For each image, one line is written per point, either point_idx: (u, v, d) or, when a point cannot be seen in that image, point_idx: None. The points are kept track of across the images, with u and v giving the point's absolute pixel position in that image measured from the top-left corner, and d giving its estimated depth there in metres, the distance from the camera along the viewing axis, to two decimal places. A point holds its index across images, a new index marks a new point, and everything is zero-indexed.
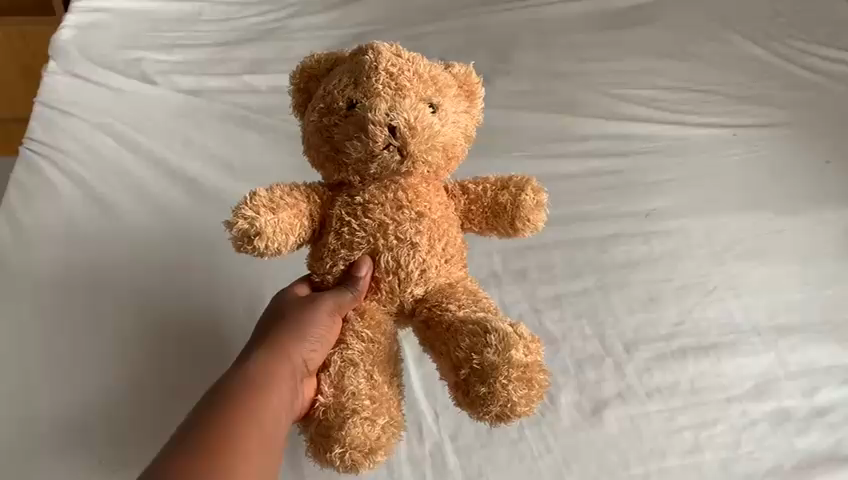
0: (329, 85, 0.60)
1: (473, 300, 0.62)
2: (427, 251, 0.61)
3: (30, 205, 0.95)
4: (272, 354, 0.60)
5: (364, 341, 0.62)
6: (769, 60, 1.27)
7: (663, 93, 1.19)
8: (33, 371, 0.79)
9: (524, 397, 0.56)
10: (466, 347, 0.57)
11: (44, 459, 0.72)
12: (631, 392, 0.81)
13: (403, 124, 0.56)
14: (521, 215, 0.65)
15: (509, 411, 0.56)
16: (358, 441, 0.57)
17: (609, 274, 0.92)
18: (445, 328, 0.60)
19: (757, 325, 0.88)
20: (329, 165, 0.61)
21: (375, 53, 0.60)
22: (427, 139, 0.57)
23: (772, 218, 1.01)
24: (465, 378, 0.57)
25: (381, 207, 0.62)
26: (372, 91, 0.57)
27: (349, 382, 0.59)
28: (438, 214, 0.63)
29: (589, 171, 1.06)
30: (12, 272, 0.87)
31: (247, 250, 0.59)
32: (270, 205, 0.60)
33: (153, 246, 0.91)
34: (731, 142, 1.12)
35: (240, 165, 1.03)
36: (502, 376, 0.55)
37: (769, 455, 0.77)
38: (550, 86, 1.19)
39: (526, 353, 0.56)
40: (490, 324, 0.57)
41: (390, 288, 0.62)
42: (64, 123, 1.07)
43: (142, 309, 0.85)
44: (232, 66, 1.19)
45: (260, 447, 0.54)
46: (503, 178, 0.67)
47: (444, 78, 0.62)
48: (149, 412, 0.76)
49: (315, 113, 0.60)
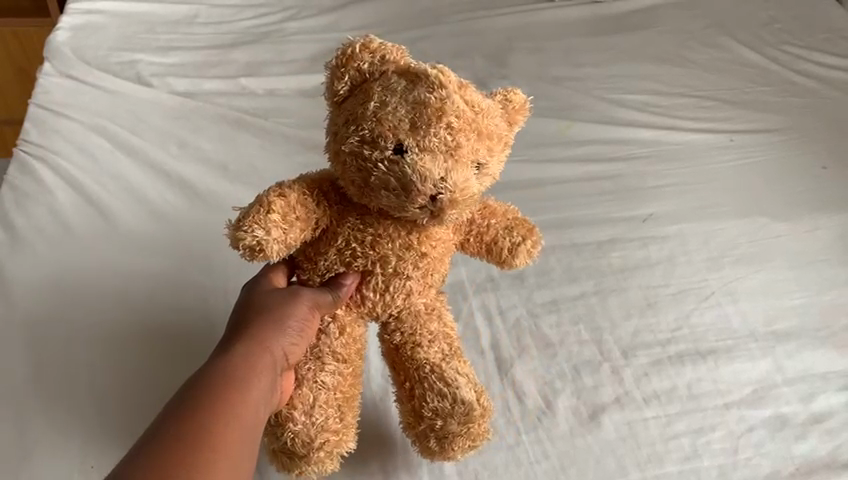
0: (383, 111, 0.56)
1: (443, 334, 0.66)
2: (415, 284, 0.63)
3: (24, 206, 0.94)
4: (251, 349, 0.58)
5: (338, 361, 0.64)
6: (765, 66, 1.27)
7: (659, 98, 1.19)
8: (23, 373, 0.78)
9: (465, 449, 0.65)
10: (433, 409, 0.63)
11: (35, 462, 0.71)
12: (629, 398, 0.80)
13: (448, 196, 0.56)
14: (514, 264, 0.67)
15: (449, 457, 0.65)
16: (316, 467, 0.63)
17: (606, 279, 0.92)
18: (416, 372, 0.64)
19: (755, 330, 0.88)
20: (353, 188, 0.59)
21: (443, 97, 0.56)
22: (462, 208, 0.58)
23: (769, 223, 1.01)
24: (423, 431, 0.64)
25: (390, 242, 0.61)
26: (429, 150, 0.55)
27: (320, 414, 0.62)
28: (438, 252, 0.64)
29: (585, 176, 1.05)
30: (5, 273, 0.86)
31: (245, 257, 0.58)
32: (282, 222, 0.58)
33: (147, 248, 0.91)
34: (728, 147, 1.12)
35: (235, 168, 1.03)
36: (454, 444, 0.63)
37: (767, 461, 0.76)
38: (547, 90, 1.19)
39: (480, 420, 0.64)
40: (460, 394, 0.63)
41: (372, 307, 0.64)
42: (58, 124, 1.06)
43: (134, 313, 0.84)
44: (228, 68, 1.18)
45: (241, 445, 0.52)
46: (508, 215, 0.67)
47: (496, 129, 0.60)
48: (140, 413, 0.76)
49: (356, 136, 0.56)
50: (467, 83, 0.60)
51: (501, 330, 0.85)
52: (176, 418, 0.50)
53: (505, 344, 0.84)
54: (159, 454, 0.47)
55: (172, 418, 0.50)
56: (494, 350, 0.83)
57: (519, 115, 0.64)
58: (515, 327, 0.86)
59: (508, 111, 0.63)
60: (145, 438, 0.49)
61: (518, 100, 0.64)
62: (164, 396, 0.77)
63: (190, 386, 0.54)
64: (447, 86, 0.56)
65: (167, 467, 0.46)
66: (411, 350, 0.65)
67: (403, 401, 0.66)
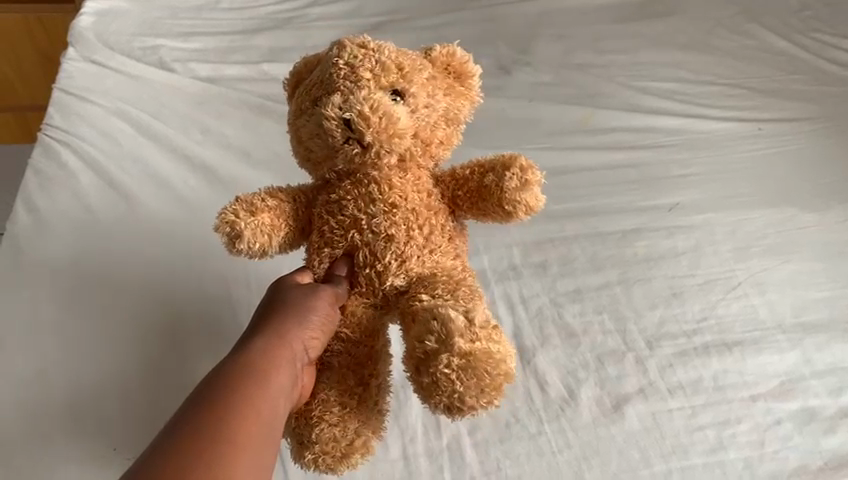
0: (299, 85, 0.61)
1: (452, 286, 0.58)
2: (404, 243, 0.59)
3: (48, 190, 0.94)
4: (270, 341, 0.56)
5: (344, 341, 0.61)
6: (794, 54, 1.25)
7: (685, 86, 1.17)
8: (43, 360, 0.78)
9: (473, 387, 0.52)
10: (415, 337, 0.55)
11: (59, 445, 0.72)
12: (653, 389, 0.79)
13: (357, 114, 0.56)
14: (510, 196, 0.60)
15: (458, 403, 0.52)
16: (328, 447, 0.60)
17: (631, 268, 0.91)
18: (411, 320, 0.57)
19: (782, 322, 0.87)
20: (308, 164, 0.62)
21: (339, 47, 0.59)
22: (386, 128, 0.56)
23: (798, 214, 0.99)
24: (415, 369, 0.54)
25: (355, 201, 0.60)
26: (334, 87, 0.57)
27: (318, 388, 0.60)
28: (418, 203, 0.60)
29: (610, 164, 1.04)
30: (28, 256, 0.87)
31: (234, 252, 0.61)
32: (251, 209, 0.61)
33: (168, 232, 0.91)
34: (756, 137, 1.10)
35: (257, 154, 1.03)
36: (440, 366, 0.52)
37: (793, 455, 0.75)
38: (571, 77, 1.17)
39: (473, 340, 0.53)
40: (438, 311, 0.54)
41: (369, 279, 0.60)
42: (81, 109, 1.06)
43: (156, 303, 0.83)
44: (250, 54, 1.18)
45: (260, 438, 0.50)
46: (492, 160, 0.63)
47: (416, 63, 0.60)
48: (162, 399, 0.76)
49: (288, 116, 0.62)
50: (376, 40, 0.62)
51: (524, 318, 0.85)
52: (197, 410, 0.49)
53: (528, 333, 0.83)
54: (182, 452, 0.46)
55: (191, 412, 0.49)
56: (516, 340, 0.83)
57: (460, 58, 0.63)
58: (537, 316, 0.85)
59: (442, 53, 0.63)
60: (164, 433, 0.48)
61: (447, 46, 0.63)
62: (186, 389, 0.77)
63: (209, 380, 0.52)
64: (345, 42, 0.60)
65: (185, 465, 0.45)
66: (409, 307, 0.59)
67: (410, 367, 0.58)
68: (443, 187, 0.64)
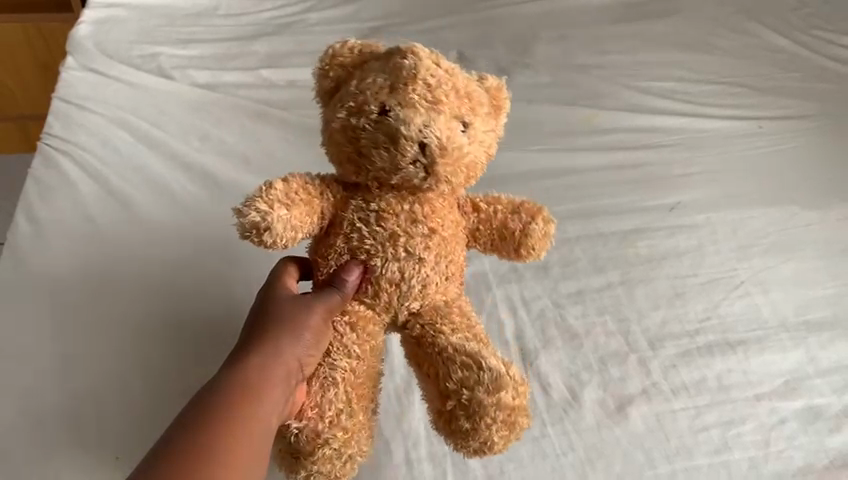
0: (364, 87, 0.58)
1: (467, 325, 0.64)
2: (432, 269, 0.61)
3: (48, 200, 0.94)
4: (266, 357, 0.59)
5: (351, 358, 0.62)
6: (794, 51, 1.25)
7: (685, 85, 1.17)
8: (45, 374, 0.77)
9: (502, 437, 0.60)
10: (457, 380, 0.59)
11: (60, 455, 0.72)
12: (657, 389, 0.79)
13: (435, 142, 0.56)
14: (503, 215, 0.65)
15: (486, 447, 0.60)
16: (324, 467, 0.60)
17: (633, 269, 0.90)
18: (436, 353, 0.61)
19: (785, 320, 0.86)
20: (348, 165, 0.60)
21: (415, 60, 0.58)
22: (453, 160, 0.58)
23: (800, 211, 0.99)
24: (451, 409, 0.60)
25: (395, 217, 0.60)
26: (402, 95, 0.57)
27: (330, 408, 0.60)
28: (449, 232, 0.62)
29: (611, 165, 1.04)
30: (28, 267, 0.86)
31: (254, 243, 0.59)
32: (284, 201, 0.59)
33: (170, 239, 0.91)
34: (757, 135, 1.09)
35: (257, 160, 1.03)
36: (487, 418, 0.58)
37: (799, 454, 0.74)
38: (571, 78, 1.17)
39: (514, 396, 0.60)
40: (484, 361, 0.60)
41: (389, 299, 0.62)
42: (80, 118, 1.06)
43: (154, 313, 0.83)
44: (249, 61, 1.18)
45: (248, 460, 0.53)
46: (514, 201, 0.66)
47: (478, 94, 0.61)
48: (161, 406, 0.76)
49: (342, 110, 0.59)
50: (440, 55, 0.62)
51: (526, 320, 0.84)
52: (193, 423, 0.53)
53: (530, 335, 0.83)
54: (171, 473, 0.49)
55: (187, 428, 0.52)
56: (518, 342, 0.82)
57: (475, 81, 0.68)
58: (539, 318, 0.85)
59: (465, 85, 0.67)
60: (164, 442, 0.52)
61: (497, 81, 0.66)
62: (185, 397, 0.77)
63: (202, 397, 0.55)
64: (426, 70, 0.58)
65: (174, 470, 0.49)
66: (432, 337, 0.62)
67: (425, 387, 0.63)
68: (466, 215, 0.66)
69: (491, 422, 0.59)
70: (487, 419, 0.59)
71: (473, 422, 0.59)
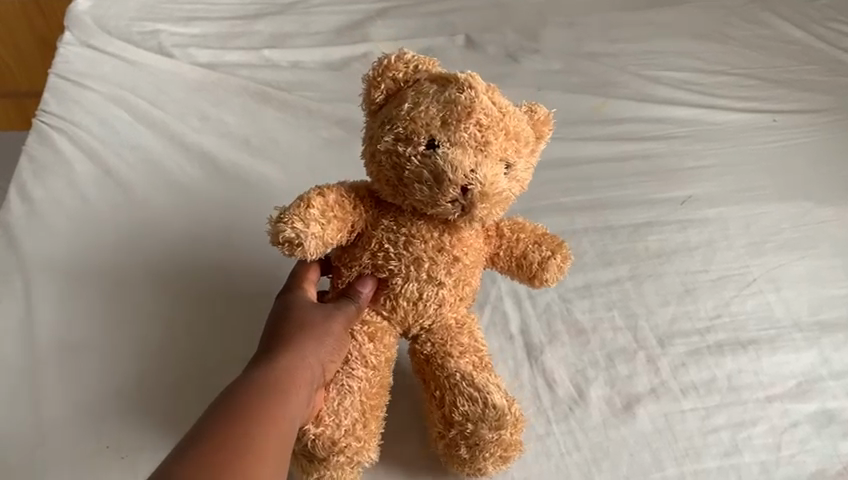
0: (416, 111, 0.61)
1: (474, 348, 0.70)
2: (448, 294, 0.67)
3: (43, 179, 0.91)
4: (291, 361, 0.60)
5: (368, 366, 0.67)
6: (810, 43, 1.22)
7: (698, 76, 1.14)
8: (51, 376, 0.73)
9: (494, 463, 0.66)
10: (463, 413, 0.65)
11: (54, 442, 0.69)
12: (666, 388, 0.76)
13: (478, 188, 0.60)
14: (527, 249, 0.70)
15: (477, 471, 0.67)
16: (335, 473, 0.63)
17: (643, 264, 0.88)
18: (445, 378, 0.67)
19: (798, 320, 0.84)
20: (387, 186, 0.64)
21: (472, 95, 0.61)
22: (492, 203, 0.62)
23: (814, 208, 0.96)
24: (453, 436, 0.65)
25: (424, 243, 0.65)
26: (453, 133, 0.60)
27: (346, 417, 0.63)
28: (471, 260, 0.67)
29: (621, 156, 1.01)
30: (22, 247, 0.84)
31: (285, 253, 0.62)
32: (320, 219, 0.62)
33: (168, 222, 0.88)
34: (771, 129, 1.07)
35: (258, 142, 1.00)
36: (486, 452, 0.65)
37: (812, 458, 0.72)
38: (581, 65, 1.14)
39: (511, 431, 0.66)
40: (491, 398, 0.65)
41: (407, 315, 0.67)
42: (77, 95, 1.03)
43: (172, 317, 0.79)
44: (251, 40, 1.15)
45: (278, 450, 0.52)
46: (537, 231, 0.71)
47: (523, 131, 0.65)
48: (162, 394, 0.73)
49: (391, 134, 0.61)
50: (495, 88, 0.65)
51: (531, 314, 0.82)
52: (223, 415, 0.51)
53: (536, 329, 0.80)
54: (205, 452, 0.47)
55: (221, 421, 0.51)
56: (524, 336, 0.80)
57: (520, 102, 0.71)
58: (545, 312, 0.82)
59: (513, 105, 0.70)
60: (199, 428, 0.50)
61: (543, 112, 0.69)
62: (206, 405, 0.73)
63: (232, 392, 0.55)
64: (482, 107, 0.61)
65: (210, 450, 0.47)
66: (441, 360, 0.68)
67: (431, 408, 0.68)
68: (488, 240, 0.70)
69: (488, 455, 0.65)
70: (485, 455, 0.65)
71: (472, 453, 0.65)
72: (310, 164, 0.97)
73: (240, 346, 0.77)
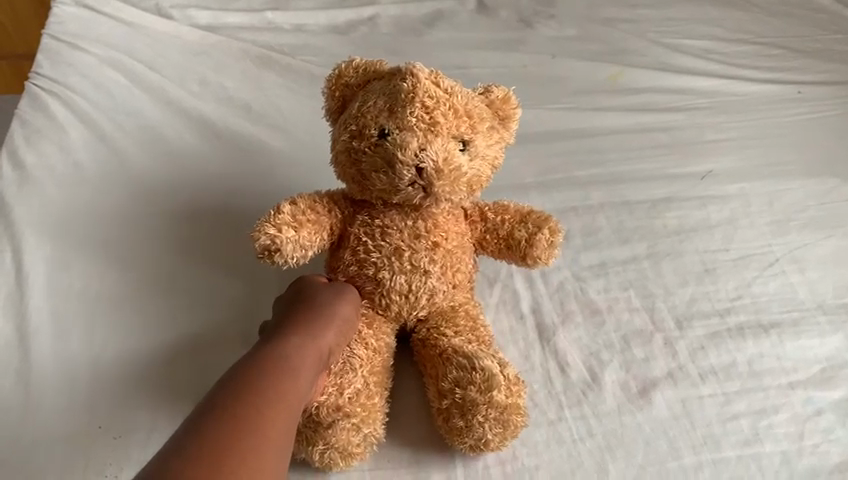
0: (364, 107, 0.62)
1: (470, 328, 0.67)
2: (438, 279, 0.65)
3: (34, 144, 0.87)
4: (304, 340, 0.57)
5: (369, 348, 0.64)
6: (837, 11, 1.16)
7: (720, 44, 1.09)
8: (40, 349, 0.70)
9: (497, 435, 0.62)
10: (452, 379, 0.62)
11: (40, 418, 0.65)
12: (683, 373, 0.73)
13: (431, 165, 0.60)
14: (512, 230, 0.68)
15: (481, 444, 0.62)
16: (341, 442, 0.59)
17: (660, 241, 0.84)
18: (437, 354, 0.65)
19: (823, 303, 0.80)
20: (354, 185, 0.65)
21: (414, 79, 0.62)
22: (452, 180, 0.61)
23: (839, 185, 0.92)
24: (447, 407, 0.63)
25: (400, 232, 0.65)
26: (400, 119, 0.60)
27: (349, 385, 0.61)
28: (454, 244, 0.67)
29: (638, 127, 0.96)
30: (12, 214, 0.80)
31: (266, 262, 0.63)
32: (293, 223, 0.63)
33: (165, 191, 0.84)
34: (797, 101, 1.02)
35: (259, 108, 0.95)
36: (479, 414, 0.61)
37: (837, 448, 0.68)
38: (598, 32, 1.09)
39: (507, 395, 0.62)
40: (478, 360, 0.62)
41: (400, 309, 0.65)
42: (71, 57, 0.99)
43: (173, 297, 0.75)
44: (253, 2, 1.11)
45: (283, 436, 0.49)
46: (522, 211, 0.69)
47: (479, 112, 0.65)
48: (156, 371, 0.69)
49: (346, 132, 0.63)
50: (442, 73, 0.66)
51: (543, 293, 0.78)
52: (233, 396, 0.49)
53: (548, 309, 0.77)
54: (211, 442, 0.44)
55: (232, 405, 0.48)
56: (536, 316, 0.76)
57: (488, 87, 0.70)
58: (558, 291, 0.79)
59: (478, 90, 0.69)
60: (204, 409, 0.48)
61: (503, 91, 0.68)
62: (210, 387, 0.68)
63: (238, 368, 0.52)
64: (425, 90, 0.61)
65: (215, 438, 0.45)
66: (434, 338, 0.66)
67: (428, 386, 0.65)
68: (473, 226, 0.70)
69: (483, 420, 0.61)
70: (479, 417, 0.61)
71: (466, 421, 0.61)
72: (312, 132, 0.93)
73: (241, 325, 0.73)
